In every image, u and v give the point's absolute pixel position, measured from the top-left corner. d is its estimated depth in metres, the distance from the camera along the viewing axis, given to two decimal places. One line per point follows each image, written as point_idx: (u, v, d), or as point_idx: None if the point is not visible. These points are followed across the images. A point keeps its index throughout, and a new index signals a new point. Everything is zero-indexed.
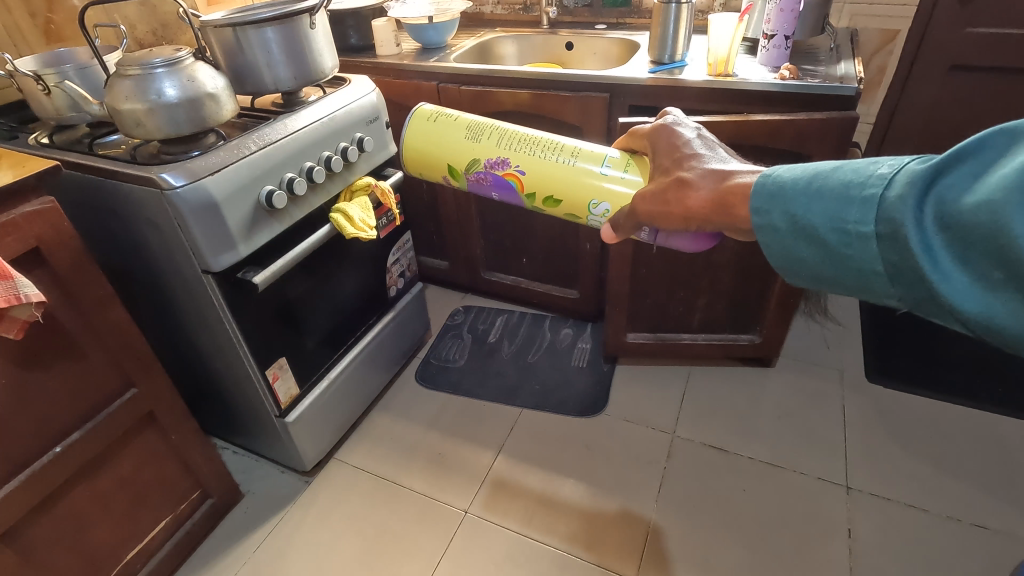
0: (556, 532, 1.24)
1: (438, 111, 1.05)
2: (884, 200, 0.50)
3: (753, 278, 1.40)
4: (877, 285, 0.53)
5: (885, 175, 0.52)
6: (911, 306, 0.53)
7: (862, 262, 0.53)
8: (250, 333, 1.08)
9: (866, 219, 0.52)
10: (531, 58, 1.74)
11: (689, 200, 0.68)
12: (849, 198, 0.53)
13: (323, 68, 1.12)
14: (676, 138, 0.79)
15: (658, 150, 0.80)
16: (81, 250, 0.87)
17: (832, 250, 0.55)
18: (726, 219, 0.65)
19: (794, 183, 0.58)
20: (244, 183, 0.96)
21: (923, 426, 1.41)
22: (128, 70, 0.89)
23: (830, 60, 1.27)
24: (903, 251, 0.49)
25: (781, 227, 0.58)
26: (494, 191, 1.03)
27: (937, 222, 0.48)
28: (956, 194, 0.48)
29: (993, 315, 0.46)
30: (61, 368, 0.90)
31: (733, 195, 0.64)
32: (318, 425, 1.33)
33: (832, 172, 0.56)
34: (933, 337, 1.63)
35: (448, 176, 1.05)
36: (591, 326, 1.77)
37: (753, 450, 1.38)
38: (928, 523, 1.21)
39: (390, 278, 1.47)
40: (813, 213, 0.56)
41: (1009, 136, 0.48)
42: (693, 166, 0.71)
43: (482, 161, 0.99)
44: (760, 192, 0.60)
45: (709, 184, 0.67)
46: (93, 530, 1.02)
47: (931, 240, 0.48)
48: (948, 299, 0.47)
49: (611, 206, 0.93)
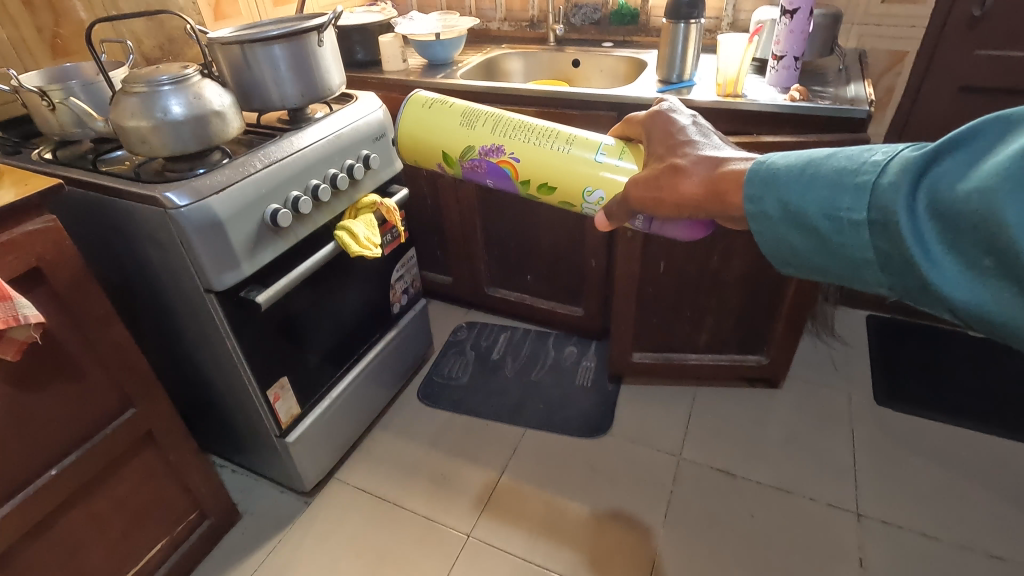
0: (560, 556, 1.22)
1: (432, 99, 1.02)
2: (876, 186, 0.49)
3: (761, 298, 1.39)
4: (867, 273, 0.51)
5: (879, 162, 0.50)
6: (902, 296, 0.51)
7: (853, 250, 0.51)
8: (252, 353, 1.07)
9: (857, 207, 0.50)
10: (537, 74, 1.73)
11: (681, 186, 0.66)
12: (841, 184, 0.51)
13: (331, 85, 1.11)
14: (671, 125, 0.76)
15: (653, 138, 0.78)
16: (81, 269, 0.86)
17: (823, 238, 0.53)
18: (718, 206, 0.63)
19: (788, 169, 0.55)
20: (249, 201, 0.94)
21: (934, 451, 1.38)
22: (134, 87, 0.88)
23: (839, 81, 1.26)
24: (895, 239, 0.47)
25: (773, 214, 0.56)
26: (488, 178, 0.99)
27: (930, 209, 0.46)
28: (949, 180, 0.46)
29: (983, 305, 0.44)
30: (58, 389, 0.88)
31: (726, 180, 0.61)
32: (319, 444, 1.31)
33: (826, 158, 0.54)
34: (942, 360, 1.61)
35: (442, 163, 1.02)
36: (596, 344, 1.76)
37: (761, 474, 1.36)
38: (941, 552, 1.19)
39: (394, 295, 1.46)
40: (806, 200, 0.53)
41: (1007, 122, 0.46)
42: (687, 153, 0.69)
43: (477, 148, 0.96)
44: (753, 178, 0.58)
45: (702, 170, 0.65)
46: (87, 554, 1.00)
47: (924, 228, 0.47)
48: (937, 287, 0.46)
49: (606, 193, 0.89)
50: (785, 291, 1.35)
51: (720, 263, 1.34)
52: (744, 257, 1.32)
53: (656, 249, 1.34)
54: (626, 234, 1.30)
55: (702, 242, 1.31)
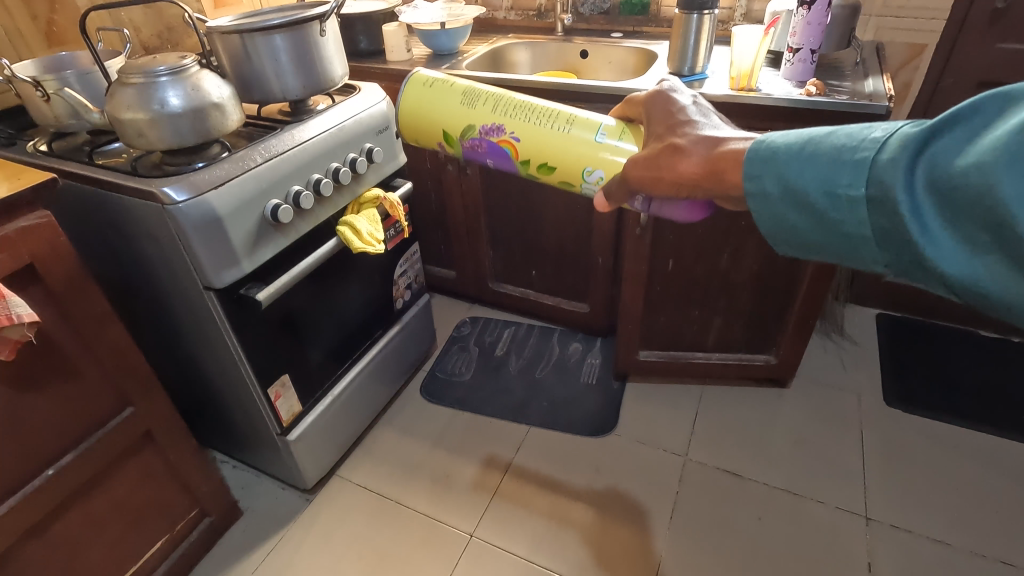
0: (565, 558, 1.20)
1: (432, 77, 0.98)
2: (877, 163, 0.47)
3: (771, 298, 1.36)
4: (865, 251, 0.50)
5: (879, 138, 0.48)
6: (898, 273, 0.50)
7: (850, 228, 0.50)
8: (252, 351, 1.05)
9: (855, 185, 0.49)
10: (544, 65, 1.70)
11: (680, 166, 0.61)
12: (841, 161, 0.49)
13: (333, 76, 1.08)
14: (671, 103, 0.71)
15: (651, 118, 0.72)
16: (77, 267, 0.83)
17: (821, 216, 0.51)
18: (716, 184, 0.59)
19: (788, 148, 0.53)
20: (250, 197, 0.92)
21: (945, 454, 1.36)
22: (130, 78, 0.85)
23: (856, 75, 1.23)
24: (892, 216, 0.46)
25: (772, 195, 0.54)
26: (489, 159, 0.95)
27: (927, 184, 0.46)
28: (949, 156, 0.45)
29: (980, 281, 0.44)
30: (54, 388, 0.86)
31: (725, 159, 0.58)
32: (321, 441, 1.29)
33: (825, 136, 0.52)
34: (954, 361, 1.59)
35: (443, 143, 0.98)
36: (601, 341, 1.73)
37: (768, 475, 1.34)
38: (952, 558, 1.17)
39: (397, 291, 1.43)
40: (805, 178, 0.52)
41: (1006, 98, 0.45)
42: (687, 132, 0.64)
43: (477, 127, 0.92)
44: (752, 157, 0.55)
45: (702, 150, 0.61)
46: (86, 554, 0.98)
47: (921, 204, 0.46)
48: (936, 264, 0.45)
49: (605, 174, 0.85)
50: (796, 291, 1.32)
51: (730, 262, 1.31)
52: (754, 256, 1.29)
53: (665, 247, 1.31)
54: (635, 232, 1.27)
55: (713, 241, 1.28)
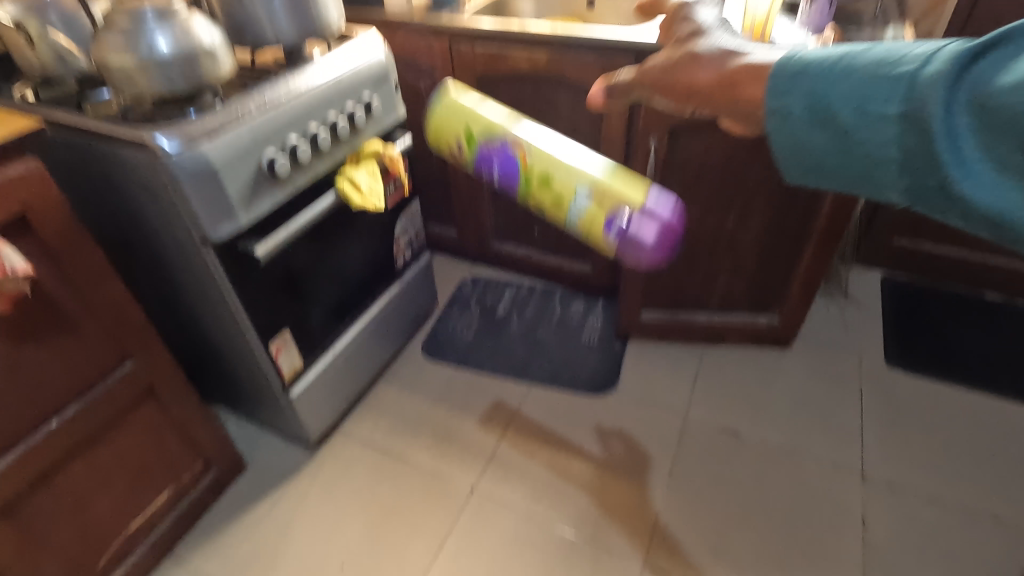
0: (565, 510, 1.23)
1: (469, 91, 1.04)
2: (912, 80, 0.45)
3: (776, 257, 1.34)
4: (885, 172, 0.48)
5: (920, 55, 0.46)
6: (916, 202, 0.48)
7: (873, 146, 0.48)
8: (252, 306, 1.04)
9: (889, 107, 0.46)
10: (549, 14, 1.63)
11: (696, 76, 0.60)
12: (876, 78, 0.47)
13: (330, 21, 1.03)
14: (691, 22, 0.67)
15: (673, 34, 0.68)
16: (70, 219, 0.82)
17: (846, 133, 0.49)
18: (726, 99, 0.58)
19: (821, 63, 0.51)
20: (245, 147, 0.89)
21: (943, 415, 1.37)
22: (118, 22, 0.82)
23: (876, 25, 1.17)
24: (924, 135, 0.44)
25: (798, 107, 0.52)
26: (499, 168, 1.01)
27: (970, 103, 0.43)
28: (992, 77, 0.42)
29: (1004, 208, 0.42)
30: (53, 342, 0.85)
31: (740, 73, 0.56)
32: (323, 397, 1.30)
33: (864, 51, 0.49)
34: (957, 323, 1.58)
35: (460, 146, 1.03)
36: (603, 303, 1.70)
37: (767, 433, 1.35)
38: (944, 514, 1.19)
39: (398, 248, 1.41)
40: (838, 96, 0.49)
41: None
42: (700, 53, 0.61)
43: (494, 140, 0.98)
44: (782, 72, 0.53)
45: (713, 65, 0.60)
46: (94, 503, 1.00)
47: (957, 124, 0.43)
48: (959, 186, 0.43)
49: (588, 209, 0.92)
50: (802, 251, 1.31)
51: (737, 222, 1.29)
52: (762, 216, 1.27)
53: None
54: None
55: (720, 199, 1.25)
